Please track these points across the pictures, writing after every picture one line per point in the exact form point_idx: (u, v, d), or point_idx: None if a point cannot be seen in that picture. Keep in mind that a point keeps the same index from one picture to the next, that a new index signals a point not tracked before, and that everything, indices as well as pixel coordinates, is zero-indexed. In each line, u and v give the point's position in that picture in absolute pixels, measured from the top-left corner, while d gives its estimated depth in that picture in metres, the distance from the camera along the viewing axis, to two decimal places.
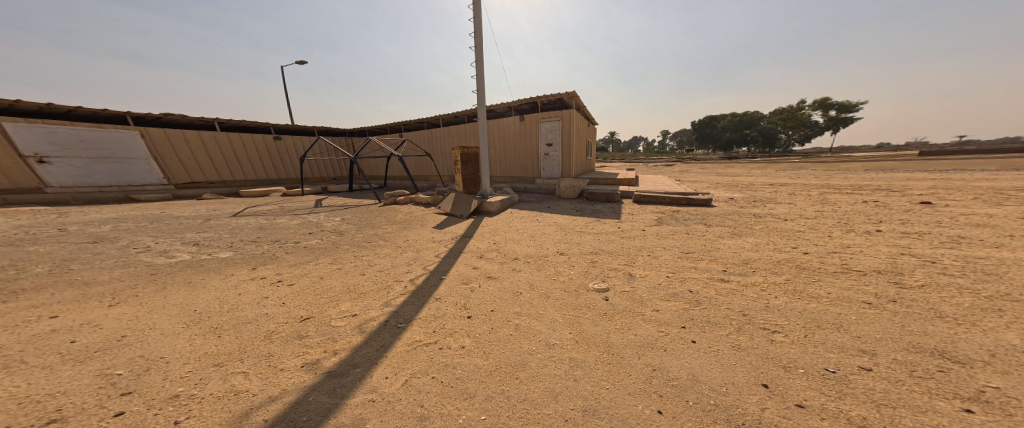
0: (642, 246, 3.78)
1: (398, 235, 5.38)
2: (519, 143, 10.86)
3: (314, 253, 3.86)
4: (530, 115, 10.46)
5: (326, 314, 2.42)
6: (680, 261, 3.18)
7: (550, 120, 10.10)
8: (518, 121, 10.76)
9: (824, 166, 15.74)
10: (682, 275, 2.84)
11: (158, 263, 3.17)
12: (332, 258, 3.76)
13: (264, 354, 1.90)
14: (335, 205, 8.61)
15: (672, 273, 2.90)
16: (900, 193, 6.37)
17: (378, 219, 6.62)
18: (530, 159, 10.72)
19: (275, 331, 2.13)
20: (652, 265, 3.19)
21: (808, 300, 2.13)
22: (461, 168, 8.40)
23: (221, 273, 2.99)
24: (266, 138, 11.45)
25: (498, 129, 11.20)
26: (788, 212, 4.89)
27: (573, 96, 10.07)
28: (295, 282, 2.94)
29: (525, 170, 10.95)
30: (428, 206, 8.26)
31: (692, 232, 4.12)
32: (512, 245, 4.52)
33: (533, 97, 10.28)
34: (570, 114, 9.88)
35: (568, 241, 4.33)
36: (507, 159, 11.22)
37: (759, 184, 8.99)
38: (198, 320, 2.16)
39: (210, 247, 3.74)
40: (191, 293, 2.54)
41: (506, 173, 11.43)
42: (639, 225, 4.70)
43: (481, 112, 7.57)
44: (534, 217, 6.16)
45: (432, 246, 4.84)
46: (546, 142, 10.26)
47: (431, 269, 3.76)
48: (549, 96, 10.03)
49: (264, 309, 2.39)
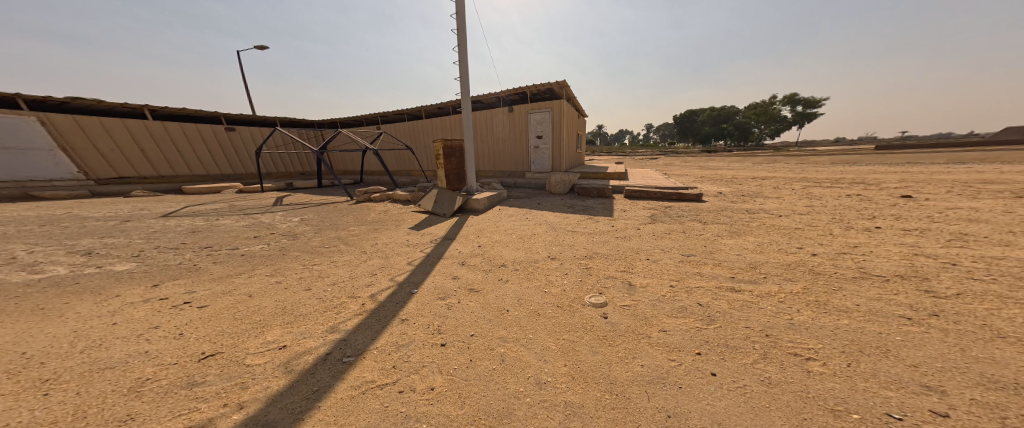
0: (640, 250, 3.50)
1: (366, 237, 4.83)
2: (508, 135, 10.32)
3: (253, 263, 3.33)
4: (520, 106, 9.92)
5: (239, 349, 1.97)
6: (688, 268, 2.91)
7: (540, 111, 9.63)
8: (506, 113, 10.23)
9: (798, 159, 16.31)
10: (693, 287, 2.56)
11: (15, 281, 2.57)
12: (275, 269, 3.23)
13: (121, 417, 1.44)
14: (300, 202, 7.84)
15: (682, 285, 2.63)
16: (877, 186, 6.46)
17: (345, 220, 5.96)
18: (521, 153, 10.22)
19: (150, 380, 1.67)
20: (658, 274, 2.91)
21: (837, 315, 1.85)
22: (444, 163, 7.80)
23: (99, 295, 2.45)
24: (217, 129, 10.24)
25: (485, 121, 10.62)
26: (779, 208, 4.79)
27: (563, 87, 9.69)
28: (209, 304, 2.45)
29: (515, 164, 10.46)
30: (407, 203, 7.65)
31: (692, 232, 3.88)
32: (500, 248, 4.12)
33: (521, 87, 9.77)
34: (561, 104, 9.46)
35: (560, 243, 3.97)
36: (494, 153, 10.73)
37: (743, 178, 9.00)
38: (20, 371, 1.67)
39: (105, 257, 3.13)
40: (34, 326, 2.03)
41: (494, 167, 10.94)
42: (634, 224, 4.41)
43: (465, 101, 6.98)
44: (521, 216, 5.77)
45: (407, 250, 4.33)
46: (536, 134, 9.82)
47: (402, 281, 3.30)
48: (538, 86, 9.55)
49: (142, 346, 1.90)
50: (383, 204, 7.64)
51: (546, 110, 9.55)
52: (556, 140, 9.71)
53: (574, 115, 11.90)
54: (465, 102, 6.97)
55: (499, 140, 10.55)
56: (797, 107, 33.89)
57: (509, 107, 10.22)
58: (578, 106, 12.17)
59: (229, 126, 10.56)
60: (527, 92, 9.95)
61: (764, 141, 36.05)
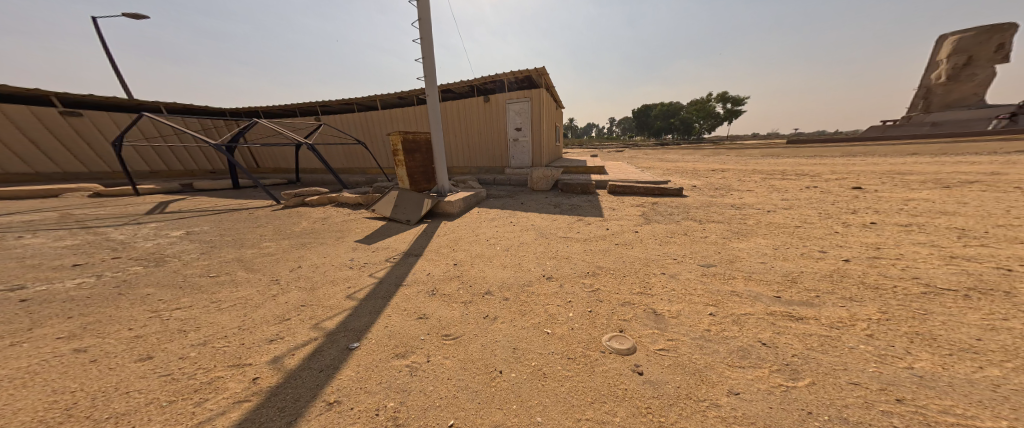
0: (649, 261, 3.04)
1: (286, 255, 3.55)
2: (483, 128, 9.38)
3: (32, 316, 2.01)
4: (496, 95, 9.00)
5: None
6: (721, 287, 2.45)
7: (518, 101, 8.84)
8: (479, 102, 9.26)
9: (737, 152, 17.94)
10: (743, 320, 2.04)
11: None
12: (81, 325, 1.97)
13: None
14: (197, 207, 5.94)
15: (729, 316, 2.10)
16: (822, 177, 6.96)
17: (259, 231, 4.48)
18: (498, 147, 9.41)
19: None
20: (688, 296, 2.42)
21: (977, 361, 1.39)
22: (407, 160, 6.18)
23: None
24: (50, 114, 7.50)
25: (455, 111, 9.56)
26: (760, 203, 4.79)
27: (542, 74, 8.91)
28: None
29: (491, 159, 9.61)
30: (356, 207, 6.24)
31: (699, 236, 3.53)
32: (482, 270, 3.35)
33: (496, 74, 8.82)
34: (540, 94, 8.74)
35: (557, 257, 3.41)
36: (468, 147, 9.76)
37: (704, 172, 9.30)
38: None
39: None
40: None
41: (468, 162, 9.94)
42: (631, 231, 3.97)
43: (431, 88, 5.85)
44: (499, 222, 5.03)
45: (350, 274, 3.24)
46: (513, 126, 9.04)
47: (337, 331, 2.31)
48: (514, 72, 8.66)
49: None
50: (320, 208, 6.19)
51: (523, 100, 8.78)
52: (534, 133, 9.00)
53: (551, 106, 11.25)
54: (431, 90, 5.85)
55: (471, 132, 9.56)
56: (726, 105, 38.07)
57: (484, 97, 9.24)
58: (554, 96, 11.54)
59: (69, 110, 7.70)
60: (503, 80, 9.04)
61: (701, 135, 40.02)
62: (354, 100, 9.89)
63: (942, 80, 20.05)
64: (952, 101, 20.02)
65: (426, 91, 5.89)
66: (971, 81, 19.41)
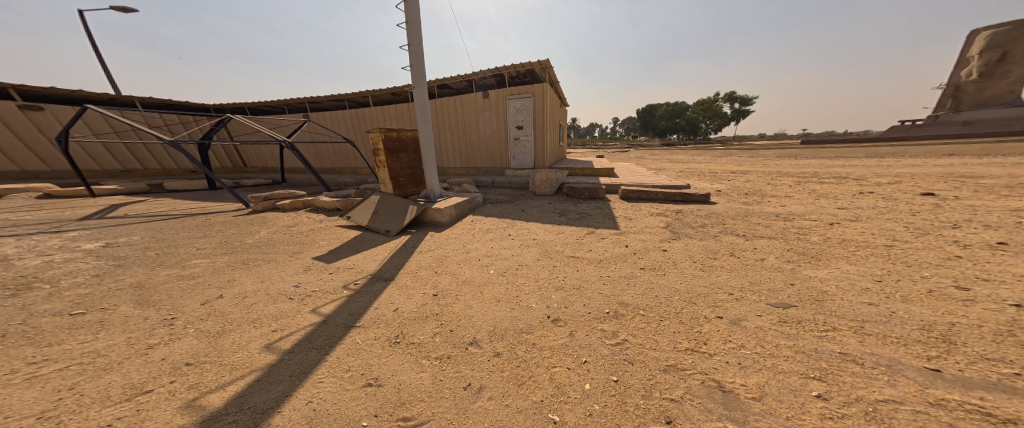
0: (692, 295, 2.36)
1: (215, 278, 2.78)
2: (481, 126, 8.61)
3: None
4: (496, 91, 8.20)
5: None
6: (820, 345, 1.63)
7: (519, 97, 8.05)
8: (478, 99, 8.46)
9: (753, 153, 17.02)
10: (886, 414, 1.24)
11: None
12: None
13: None
14: (151, 212, 5.20)
15: (855, 403, 1.32)
16: (869, 180, 6.08)
17: (201, 241, 3.70)
18: (498, 146, 8.62)
19: None
20: (768, 362, 1.62)
21: None
22: (392, 160, 5.35)
23: None
24: (6, 108, 6.88)
25: (451, 108, 8.76)
26: (812, 212, 3.95)
27: (547, 68, 8.09)
28: None
29: (491, 160, 8.82)
30: (333, 212, 5.45)
31: (754, 259, 2.72)
32: (473, 306, 2.64)
33: (495, 68, 8.03)
34: (543, 89, 7.93)
35: (567, 295, 2.73)
36: (465, 146, 8.96)
37: (726, 176, 8.44)
38: None
39: None
40: None
41: (466, 163, 9.13)
42: (660, 255, 3.23)
43: (419, 77, 5.04)
44: (495, 235, 4.24)
45: (292, 310, 2.47)
46: (514, 124, 8.25)
47: (226, 415, 1.54)
48: (516, 66, 7.86)
49: None
50: (293, 213, 5.42)
51: (526, 96, 7.99)
52: (538, 131, 8.20)
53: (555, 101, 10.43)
54: (420, 80, 5.05)
55: (469, 131, 8.76)
56: (735, 105, 37.10)
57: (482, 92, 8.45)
58: (560, 92, 10.71)
59: (29, 103, 7.04)
60: (503, 73, 8.26)
61: (709, 136, 39.15)
62: (344, 96, 9.13)
63: (973, 77, 18.94)
64: (983, 99, 18.93)
65: (413, 80, 5.07)
66: (1005, 78, 18.32)
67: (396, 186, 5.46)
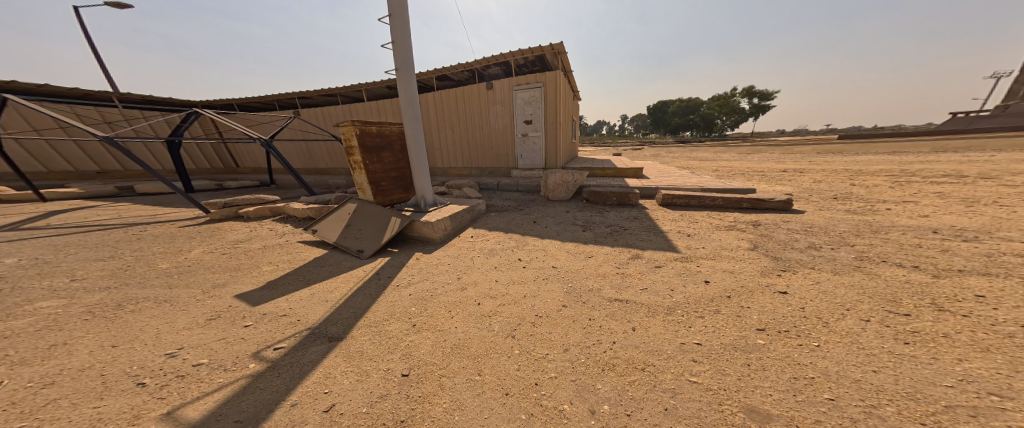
0: (928, 408, 1.26)
1: (35, 340, 1.70)
2: (486, 121, 7.44)
3: None
4: (501, 81, 7.03)
5: None
6: None
7: (528, 87, 6.83)
8: (480, 90, 7.28)
9: (783, 149, 15.31)
10: None
11: None
12: None
13: None
14: (81, 220, 4.24)
15: None
16: (998, 180, 4.60)
17: (97, 264, 2.66)
18: (504, 144, 7.44)
19: None
20: None
21: None
22: (372, 159, 4.24)
23: None
24: None
25: (452, 101, 7.62)
26: (1002, 231, 2.55)
27: (561, 52, 6.83)
28: None
29: (496, 159, 7.65)
30: (301, 222, 4.38)
31: (995, 343, 1.48)
32: (465, 408, 1.50)
33: (501, 54, 6.84)
34: (557, 77, 6.70)
35: (626, 388, 1.54)
36: (467, 144, 7.80)
37: (780, 177, 6.98)
38: None
39: None
40: None
41: (468, 163, 7.97)
42: (779, 311, 1.96)
43: (405, 53, 3.88)
44: (502, 260, 3.06)
45: (128, 414, 1.36)
46: (522, 118, 7.05)
47: None
48: (525, 50, 6.64)
49: None
50: (253, 223, 4.37)
51: (535, 86, 6.77)
52: (550, 126, 6.98)
53: (568, 94, 9.18)
54: (406, 56, 3.87)
55: (472, 127, 7.60)
56: (755, 100, 34.86)
57: (485, 83, 7.28)
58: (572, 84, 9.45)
59: None
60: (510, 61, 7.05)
61: (727, 133, 37.00)
62: (335, 90, 8.13)
63: None
64: None
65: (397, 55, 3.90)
66: None
67: (378, 191, 4.34)
